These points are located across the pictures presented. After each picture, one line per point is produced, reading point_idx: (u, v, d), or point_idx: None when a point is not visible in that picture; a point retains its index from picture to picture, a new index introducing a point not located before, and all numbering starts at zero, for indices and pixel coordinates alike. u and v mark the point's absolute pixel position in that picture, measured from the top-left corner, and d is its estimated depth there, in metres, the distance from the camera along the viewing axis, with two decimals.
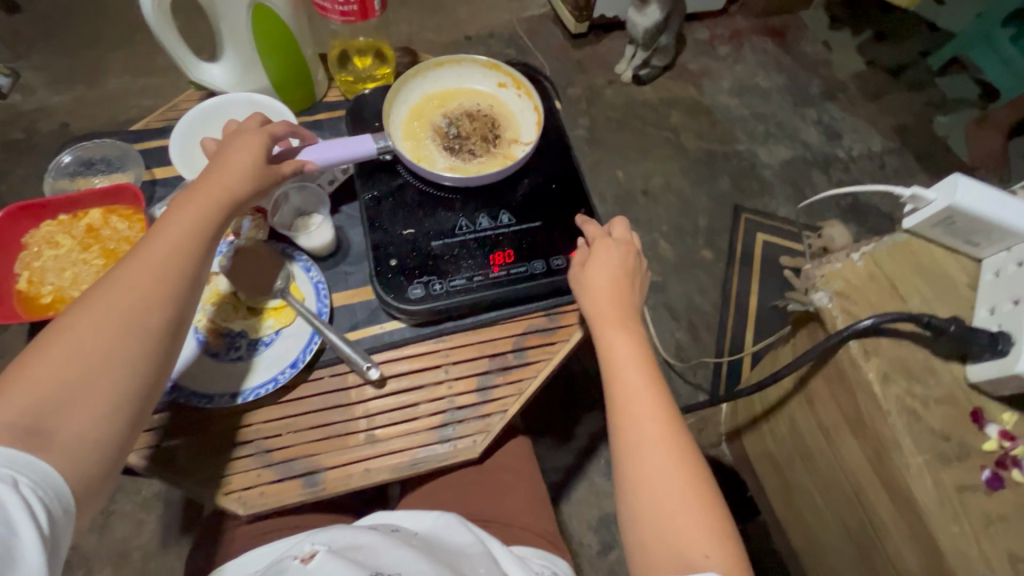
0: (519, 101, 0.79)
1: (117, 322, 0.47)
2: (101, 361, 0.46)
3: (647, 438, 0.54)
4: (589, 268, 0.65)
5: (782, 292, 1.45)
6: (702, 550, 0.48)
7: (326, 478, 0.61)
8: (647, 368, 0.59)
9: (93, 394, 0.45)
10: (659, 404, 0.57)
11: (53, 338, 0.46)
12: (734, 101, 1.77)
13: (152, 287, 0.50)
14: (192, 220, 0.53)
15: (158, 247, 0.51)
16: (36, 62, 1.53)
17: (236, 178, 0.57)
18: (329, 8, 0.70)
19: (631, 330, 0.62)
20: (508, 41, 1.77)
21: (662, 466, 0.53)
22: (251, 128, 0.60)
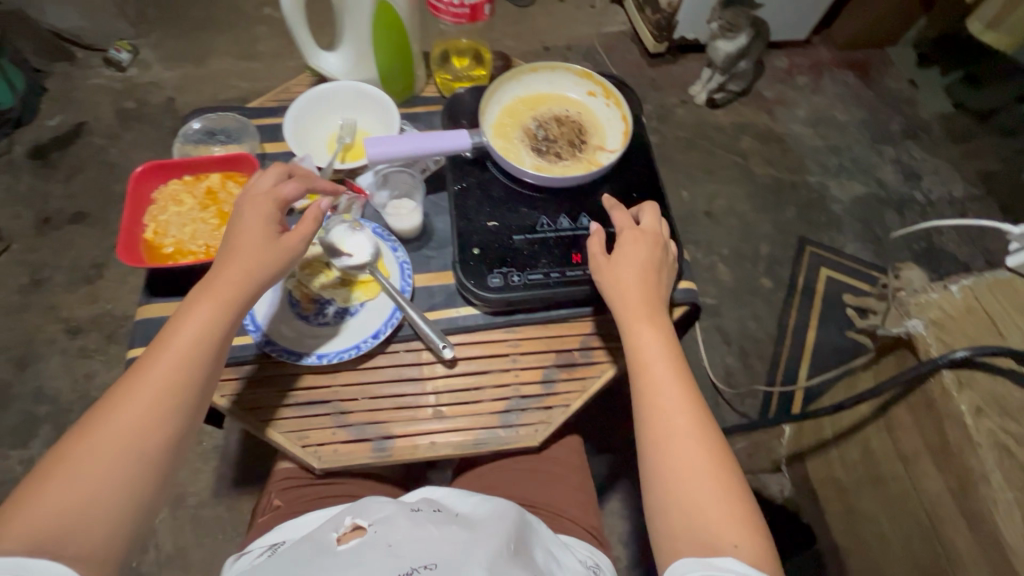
0: (607, 111, 0.81)
1: (125, 439, 0.49)
2: (110, 482, 0.48)
3: (675, 434, 0.55)
4: (618, 260, 0.64)
5: (841, 330, 1.42)
6: (731, 541, 0.49)
7: (394, 445, 0.64)
8: (674, 364, 0.59)
9: (99, 512, 0.47)
10: (685, 402, 0.56)
11: (64, 459, 0.48)
12: (809, 132, 1.74)
13: (163, 398, 0.52)
14: (209, 322, 0.55)
15: (173, 355, 0.53)
16: (153, 40, 1.68)
17: (251, 268, 0.57)
18: (443, 9, 0.74)
19: (660, 326, 0.61)
20: (585, 53, 1.80)
21: (689, 460, 0.53)
22: (262, 197, 0.60)
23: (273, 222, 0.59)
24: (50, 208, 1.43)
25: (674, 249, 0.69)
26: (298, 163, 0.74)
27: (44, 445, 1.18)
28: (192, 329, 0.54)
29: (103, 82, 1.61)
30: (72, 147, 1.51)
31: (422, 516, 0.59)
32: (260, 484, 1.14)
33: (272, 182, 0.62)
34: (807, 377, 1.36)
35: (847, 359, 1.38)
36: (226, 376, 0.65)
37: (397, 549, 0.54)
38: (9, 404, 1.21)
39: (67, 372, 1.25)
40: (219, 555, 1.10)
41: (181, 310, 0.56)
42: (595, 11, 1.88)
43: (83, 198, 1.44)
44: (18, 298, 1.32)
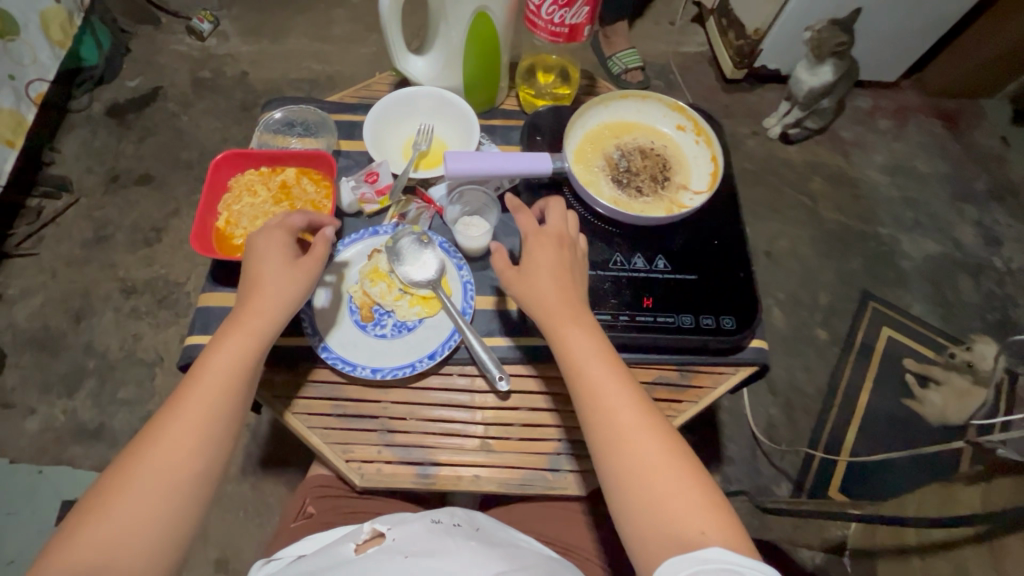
0: (696, 148, 0.77)
1: (160, 476, 0.49)
2: (149, 516, 0.48)
3: (625, 433, 0.51)
4: (531, 268, 0.59)
5: (896, 397, 1.34)
6: (698, 526, 0.46)
7: (438, 473, 0.62)
8: (604, 357, 0.55)
9: (131, 553, 0.46)
10: (625, 395, 0.53)
11: (97, 508, 0.47)
12: (886, 180, 1.65)
13: (194, 436, 0.51)
14: (237, 356, 0.55)
15: (203, 389, 0.53)
16: (235, 13, 1.71)
17: (275, 300, 0.57)
18: (541, 26, 0.72)
19: (585, 323, 0.56)
20: (659, 71, 1.75)
21: (645, 458, 0.50)
22: (272, 226, 0.61)
23: (288, 250, 0.60)
24: (120, 167, 1.46)
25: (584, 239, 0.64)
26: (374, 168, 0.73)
27: (87, 399, 1.21)
28: (222, 362, 0.54)
29: (182, 49, 1.64)
30: (147, 110, 1.55)
31: (446, 531, 0.57)
32: (285, 467, 1.15)
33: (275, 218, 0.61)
34: (854, 442, 1.29)
35: (899, 428, 1.31)
36: (278, 375, 0.65)
37: (415, 561, 0.52)
38: (60, 353, 1.25)
39: (116, 330, 1.28)
40: (238, 533, 1.11)
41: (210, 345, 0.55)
42: (675, 29, 1.82)
43: (152, 161, 1.48)
44: (81, 251, 1.36)
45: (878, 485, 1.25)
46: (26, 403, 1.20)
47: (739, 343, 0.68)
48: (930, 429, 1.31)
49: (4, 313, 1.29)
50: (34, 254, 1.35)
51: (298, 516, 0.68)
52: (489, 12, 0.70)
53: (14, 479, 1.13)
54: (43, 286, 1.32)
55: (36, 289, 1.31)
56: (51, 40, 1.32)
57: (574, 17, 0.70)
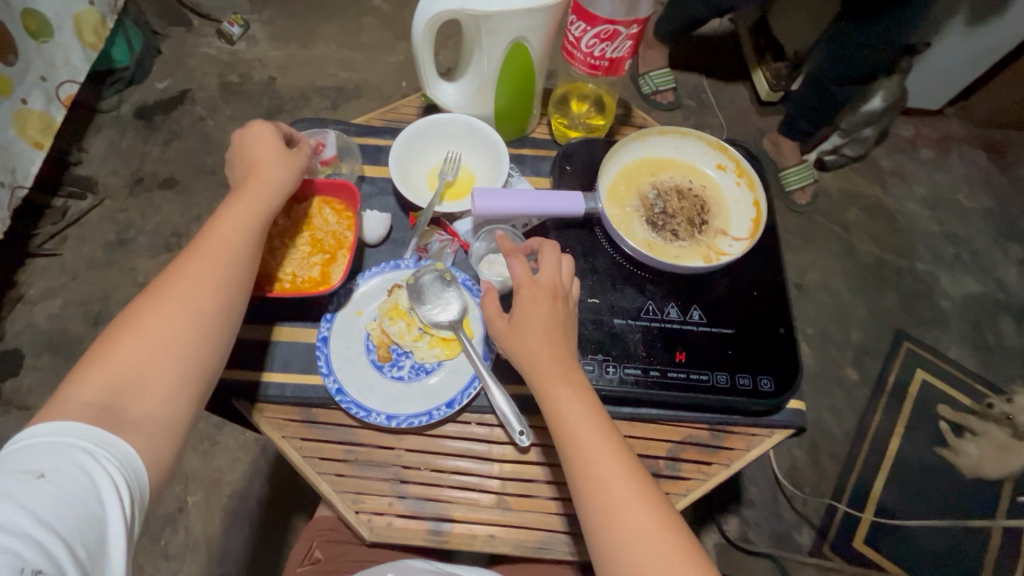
0: (736, 191, 0.72)
1: (169, 322, 0.51)
2: (159, 355, 0.50)
3: (620, 504, 0.48)
4: (520, 327, 0.54)
5: (929, 444, 1.27)
6: None
7: (450, 531, 0.59)
8: (597, 418, 0.52)
9: (156, 381, 0.50)
10: (614, 455, 0.50)
11: (107, 346, 0.50)
12: (925, 213, 1.58)
13: (208, 282, 0.54)
14: (246, 212, 0.57)
15: (215, 244, 0.55)
16: (265, 18, 1.70)
17: (276, 173, 0.60)
18: (579, 58, 0.68)
19: (575, 382, 0.53)
20: (691, 90, 1.70)
21: (639, 526, 0.47)
22: (258, 122, 0.64)
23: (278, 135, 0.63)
24: (145, 170, 1.47)
25: (577, 284, 0.60)
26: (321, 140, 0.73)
27: None
28: (231, 217, 0.57)
29: (210, 52, 1.64)
30: (174, 113, 1.55)
31: None
32: (293, 486, 1.13)
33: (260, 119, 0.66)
34: (882, 490, 1.23)
35: (930, 478, 1.24)
36: (291, 416, 0.63)
37: None
38: (77, 357, 1.25)
39: None
40: (242, 551, 1.09)
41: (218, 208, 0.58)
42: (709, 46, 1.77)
43: (176, 164, 1.48)
44: (102, 254, 1.36)
45: (905, 537, 1.20)
46: (40, 405, 1.20)
47: (775, 406, 0.63)
48: (962, 480, 1.24)
49: (24, 314, 1.29)
50: (56, 254, 1.35)
51: (304, 561, 0.65)
52: (527, 43, 0.67)
53: None
54: (64, 288, 1.32)
55: (56, 291, 1.32)
56: (84, 42, 1.32)
57: (615, 51, 0.66)
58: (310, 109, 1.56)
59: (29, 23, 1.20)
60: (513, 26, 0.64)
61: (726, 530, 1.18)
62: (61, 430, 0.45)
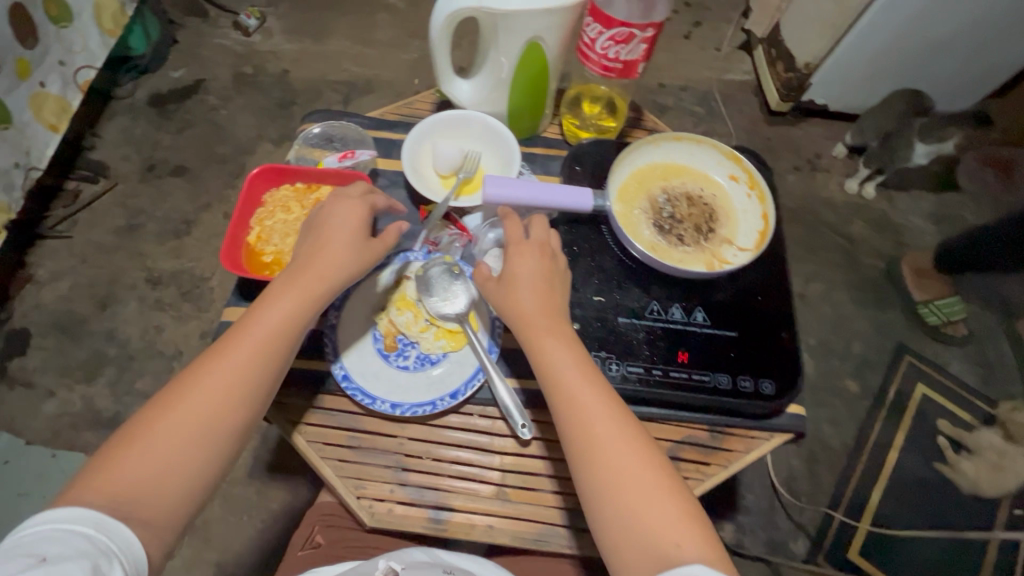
0: (746, 202, 0.73)
1: (191, 423, 0.48)
2: (174, 462, 0.47)
3: (607, 448, 0.48)
4: (511, 282, 0.56)
5: (927, 459, 1.27)
6: (678, 541, 0.44)
7: (450, 520, 0.60)
8: (587, 371, 0.52)
9: (165, 489, 0.46)
10: (600, 395, 0.51)
11: (122, 445, 0.46)
12: (930, 228, 1.59)
13: (238, 385, 0.50)
14: (291, 310, 0.54)
15: (250, 342, 0.52)
16: (281, 11, 1.72)
17: (330, 269, 0.57)
18: (593, 59, 0.69)
19: (565, 336, 0.54)
20: (701, 97, 1.71)
21: (632, 475, 0.47)
22: (356, 196, 0.61)
23: (361, 224, 0.60)
24: (157, 157, 1.48)
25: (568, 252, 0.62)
26: (352, 150, 0.74)
27: (105, 386, 1.22)
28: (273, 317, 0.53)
29: (226, 43, 1.66)
30: (188, 101, 1.56)
31: None
32: (292, 475, 1.14)
33: (361, 192, 0.63)
34: (878, 503, 1.23)
35: (927, 493, 1.24)
36: (296, 400, 0.63)
37: None
38: (83, 339, 1.26)
39: (140, 320, 1.29)
40: (239, 535, 1.10)
41: (260, 300, 0.55)
42: (720, 55, 1.79)
43: (188, 152, 1.49)
44: (112, 238, 1.37)
45: (899, 550, 1.20)
46: (45, 385, 1.22)
47: (775, 410, 0.64)
48: (959, 497, 1.24)
49: (33, 295, 1.30)
50: (67, 237, 1.37)
51: (305, 545, 0.66)
52: (543, 41, 0.67)
53: (26, 461, 1.14)
54: (72, 270, 1.33)
55: (65, 273, 1.33)
56: (103, 28, 1.34)
57: (630, 53, 0.67)
58: (322, 103, 1.58)
59: (51, 8, 1.22)
60: (530, 24, 0.64)
61: (722, 535, 1.18)
62: (66, 518, 0.42)
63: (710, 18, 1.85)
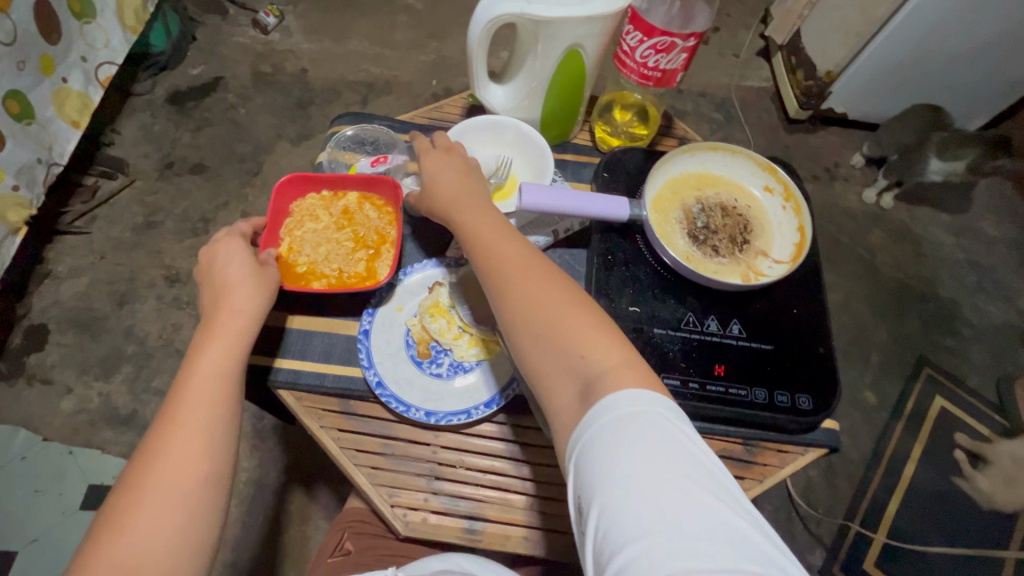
0: (781, 214, 0.73)
1: (162, 490, 0.45)
2: (157, 531, 0.44)
3: (520, 282, 0.50)
4: (428, 174, 0.61)
5: (946, 473, 1.26)
6: (583, 345, 0.46)
7: (484, 530, 0.59)
8: (500, 228, 0.55)
9: (155, 563, 0.43)
10: (510, 244, 0.54)
11: (99, 535, 0.44)
12: (950, 240, 1.57)
13: (188, 445, 0.47)
14: (224, 356, 0.52)
15: (195, 392, 0.50)
16: (300, 10, 1.72)
17: (244, 303, 0.56)
18: (632, 67, 0.68)
19: (479, 205, 0.58)
20: (719, 104, 1.70)
21: (543, 302, 0.49)
22: (226, 237, 0.61)
23: (247, 255, 0.60)
24: (175, 154, 1.48)
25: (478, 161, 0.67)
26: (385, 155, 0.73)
27: (123, 384, 1.22)
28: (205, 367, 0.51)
29: (245, 41, 1.66)
30: (206, 99, 1.56)
31: None
32: (310, 476, 1.13)
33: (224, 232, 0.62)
34: (896, 515, 1.22)
35: (945, 507, 1.23)
36: (329, 405, 0.63)
37: None
38: (101, 335, 1.26)
39: (158, 318, 1.29)
40: (255, 537, 1.09)
41: (189, 355, 0.52)
42: (739, 61, 1.78)
43: (207, 151, 1.49)
44: (131, 235, 1.37)
45: (917, 564, 1.19)
46: (63, 381, 1.22)
47: (811, 425, 0.63)
48: (978, 512, 1.23)
49: (51, 291, 1.30)
50: (85, 233, 1.37)
51: (335, 552, 0.65)
52: (582, 49, 0.67)
53: (44, 458, 1.14)
54: (90, 266, 1.33)
55: (84, 269, 1.33)
56: (124, 25, 1.34)
57: (669, 63, 0.66)
58: (340, 104, 1.58)
59: (74, 3, 1.22)
60: (571, 32, 0.64)
61: None
62: None
63: (729, 24, 1.84)
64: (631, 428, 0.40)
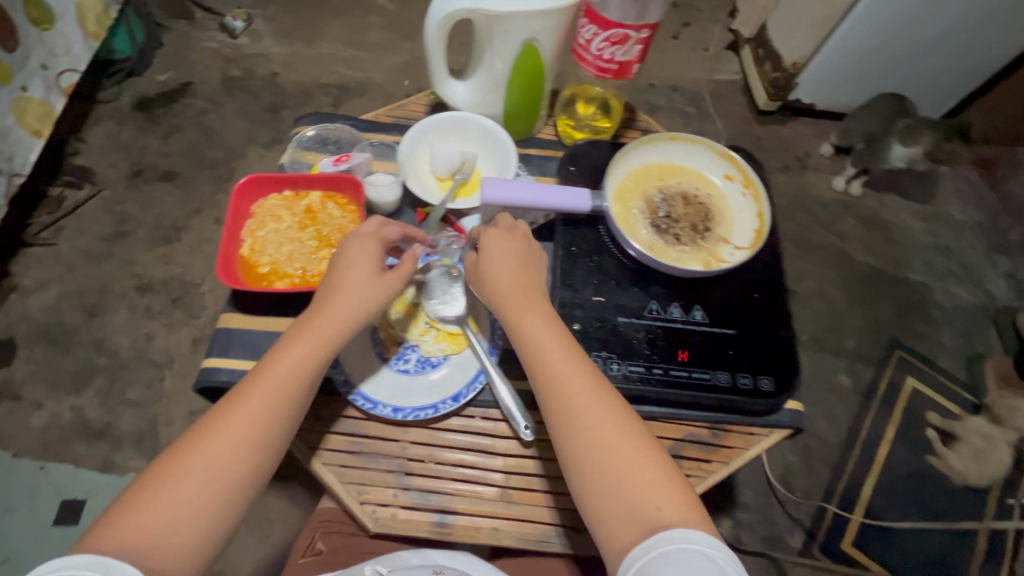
0: (741, 202, 0.74)
1: (208, 474, 0.47)
2: (192, 510, 0.45)
3: (591, 417, 0.50)
4: (485, 263, 0.59)
5: (920, 452, 1.29)
6: (654, 499, 0.47)
7: (454, 523, 0.59)
8: (568, 347, 0.54)
9: (177, 541, 0.44)
10: (580, 366, 0.53)
11: (145, 491, 0.45)
12: (919, 225, 1.61)
13: (240, 447, 0.48)
14: (297, 378, 0.52)
15: (264, 393, 0.50)
16: (269, 13, 1.70)
17: (342, 318, 0.54)
18: (589, 60, 0.69)
19: (545, 314, 0.56)
20: (691, 97, 1.72)
21: (613, 440, 0.50)
22: (367, 233, 0.59)
23: (375, 261, 0.58)
24: (144, 162, 1.46)
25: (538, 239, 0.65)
26: (347, 153, 0.73)
27: (95, 396, 1.20)
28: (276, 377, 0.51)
29: (214, 46, 1.64)
30: (175, 105, 1.54)
31: None
32: (289, 482, 1.12)
33: (374, 225, 0.61)
34: (872, 495, 1.25)
35: (920, 485, 1.26)
36: None
37: None
38: (72, 348, 1.24)
39: (130, 328, 1.27)
40: (236, 545, 1.08)
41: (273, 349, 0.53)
42: (709, 55, 1.80)
43: (177, 157, 1.47)
44: (100, 246, 1.35)
45: (893, 542, 1.21)
46: (33, 396, 1.19)
47: (774, 406, 0.65)
48: (951, 488, 1.26)
49: (18, 304, 1.28)
50: (52, 245, 1.34)
51: (307, 552, 0.65)
52: (538, 43, 0.68)
53: (15, 474, 1.12)
54: (59, 278, 1.31)
55: (52, 282, 1.30)
56: (85, 31, 1.32)
57: (625, 54, 0.67)
58: (313, 106, 1.56)
59: (32, 11, 1.19)
60: (526, 26, 0.65)
61: (721, 532, 1.19)
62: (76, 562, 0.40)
63: (698, 19, 1.86)
64: (699, 567, 0.42)
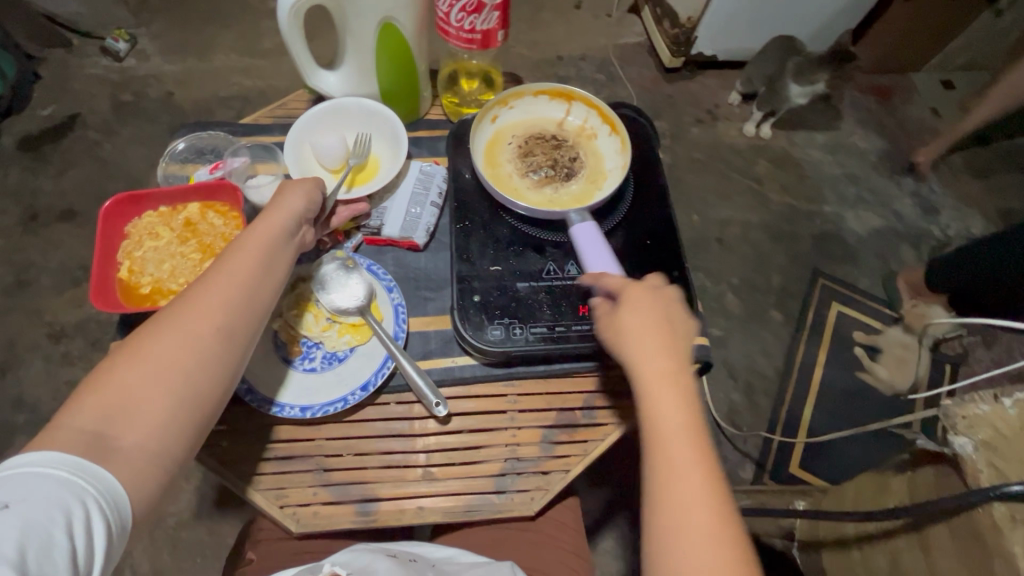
0: (526, 104, 0.77)
1: (177, 355, 0.46)
2: (164, 384, 0.45)
3: (687, 497, 0.44)
4: (625, 332, 0.53)
5: (850, 369, 1.37)
6: None
7: (379, 510, 0.60)
8: (695, 430, 0.47)
9: (147, 410, 0.44)
10: (696, 450, 0.46)
11: (108, 370, 0.45)
12: (827, 158, 1.69)
13: (210, 324, 0.49)
14: (251, 275, 0.52)
15: (229, 281, 0.51)
16: (154, 31, 1.62)
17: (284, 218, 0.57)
18: (452, 33, 0.69)
19: (683, 392, 0.49)
20: (599, 64, 1.74)
21: (698, 525, 0.43)
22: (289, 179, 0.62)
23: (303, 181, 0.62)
24: (39, 205, 1.37)
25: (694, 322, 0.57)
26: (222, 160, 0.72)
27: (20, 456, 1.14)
28: (236, 271, 0.51)
29: (98, 72, 1.55)
30: (64, 140, 1.46)
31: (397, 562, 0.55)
32: (243, 507, 1.09)
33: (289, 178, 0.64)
34: (812, 418, 1.32)
35: (853, 401, 1.34)
36: None
37: None
38: None
39: (48, 379, 1.20)
40: None
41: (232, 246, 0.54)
42: (612, 20, 1.83)
43: (73, 194, 1.39)
44: (2, 299, 1.27)
45: (835, 457, 1.28)
46: None
47: None
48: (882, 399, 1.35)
49: None
50: None
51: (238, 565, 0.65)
52: (396, 21, 0.67)
53: None
54: None
55: None
56: None
57: (485, 23, 0.67)
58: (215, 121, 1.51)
59: None
60: (378, 5, 0.64)
61: None
62: (37, 463, 0.39)
63: None
64: None
